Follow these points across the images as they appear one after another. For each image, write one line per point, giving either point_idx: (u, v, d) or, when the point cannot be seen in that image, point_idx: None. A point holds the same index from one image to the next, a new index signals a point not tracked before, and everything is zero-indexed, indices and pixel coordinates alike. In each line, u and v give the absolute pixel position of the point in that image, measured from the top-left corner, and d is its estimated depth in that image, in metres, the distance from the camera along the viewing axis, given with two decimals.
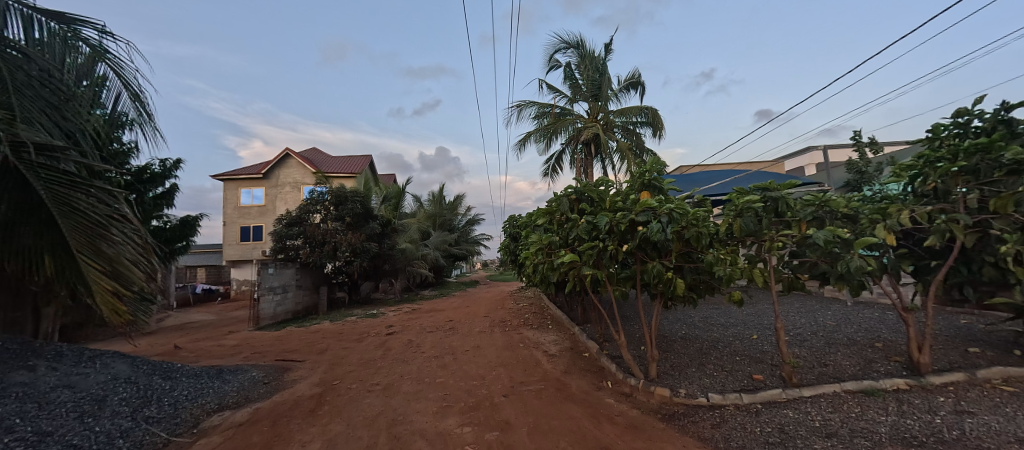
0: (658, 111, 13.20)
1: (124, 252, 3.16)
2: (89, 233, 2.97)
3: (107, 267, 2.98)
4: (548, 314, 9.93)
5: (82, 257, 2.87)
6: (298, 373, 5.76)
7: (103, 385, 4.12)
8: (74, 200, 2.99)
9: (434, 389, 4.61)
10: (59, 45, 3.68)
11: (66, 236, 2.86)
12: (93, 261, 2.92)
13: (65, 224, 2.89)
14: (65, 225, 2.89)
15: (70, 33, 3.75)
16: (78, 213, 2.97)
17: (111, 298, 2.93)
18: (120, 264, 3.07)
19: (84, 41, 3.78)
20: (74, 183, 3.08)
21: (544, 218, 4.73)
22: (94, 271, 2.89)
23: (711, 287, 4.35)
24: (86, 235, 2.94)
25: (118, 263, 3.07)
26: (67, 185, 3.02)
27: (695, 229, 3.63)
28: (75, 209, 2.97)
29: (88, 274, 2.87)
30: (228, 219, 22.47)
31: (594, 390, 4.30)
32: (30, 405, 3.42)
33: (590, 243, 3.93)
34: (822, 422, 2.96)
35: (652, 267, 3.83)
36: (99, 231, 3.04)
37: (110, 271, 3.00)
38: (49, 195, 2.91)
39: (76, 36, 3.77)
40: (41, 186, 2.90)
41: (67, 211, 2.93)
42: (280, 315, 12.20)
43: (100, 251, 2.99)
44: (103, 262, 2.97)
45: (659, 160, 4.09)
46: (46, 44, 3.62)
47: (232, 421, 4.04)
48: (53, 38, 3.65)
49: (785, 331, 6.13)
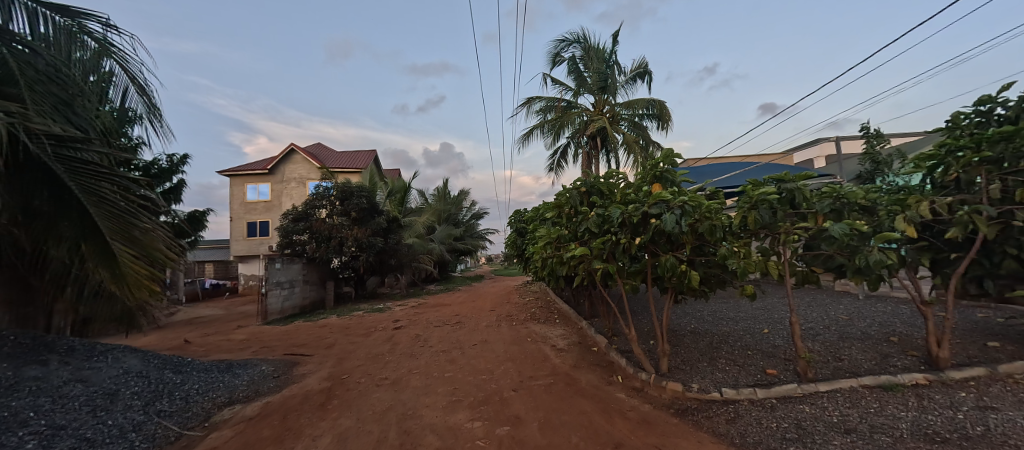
0: (665, 103, 13.04)
1: (158, 237, 3.13)
2: (122, 221, 2.91)
3: (141, 251, 2.95)
4: (554, 309, 9.89)
5: (116, 243, 2.83)
6: (307, 368, 5.77)
7: (115, 379, 4.14)
8: (102, 188, 2.89)
9: (443, 384, 4.60)
10: (64, 40, 3.56)
11: (99, 224, 2.79)
12: (127, 246, 2.87)
13: (98, 213, 2.83)
14: (98, 214, 2.83)
15: (75, 26, 3.65)
16: (107, 203, 2.89)
17: (143, 281, 2.93)
18: (154, 248, 3.04)
19: (89, 36, 3.68)
20: (100, 172, 2.99)
21: (553, 211, 4.66)
22: (128, 256, 2.85)
23: (723, 280, 4.28)
24: (119, 222, 2.89)
25: (153, 247, 3.05)
26: (92, 176, 2.94)
27: (709, 222, 3.60)
28: (104, 199, 2.90)
29: (122, 258, 2.83)
30: (235, 215, 22.61)
31: (604, 385, 4.25)
32: (44, 399, 3.45)
33: (602, 236, 3.84)
34: (841, 418, 2.90)
35: (665, 261, 3.76)
36: (130, 218, 2.97)
37: (143, 254, 2.97)
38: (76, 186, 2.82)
39: (82, 30, 3.67)
40: (68, 178, 2.81)
41: (97, 200, 2.86)
42: (287, 309, 12.27)
43: (134, 237, 2.94)
44: (136, 247, 2.93)
45: (672, 151, 4.00)
46: (51, 39, 3.54)
47: (243, 415, 4.05)
48: (58, 33, 3.57)
49: (796, 325, 6.06)
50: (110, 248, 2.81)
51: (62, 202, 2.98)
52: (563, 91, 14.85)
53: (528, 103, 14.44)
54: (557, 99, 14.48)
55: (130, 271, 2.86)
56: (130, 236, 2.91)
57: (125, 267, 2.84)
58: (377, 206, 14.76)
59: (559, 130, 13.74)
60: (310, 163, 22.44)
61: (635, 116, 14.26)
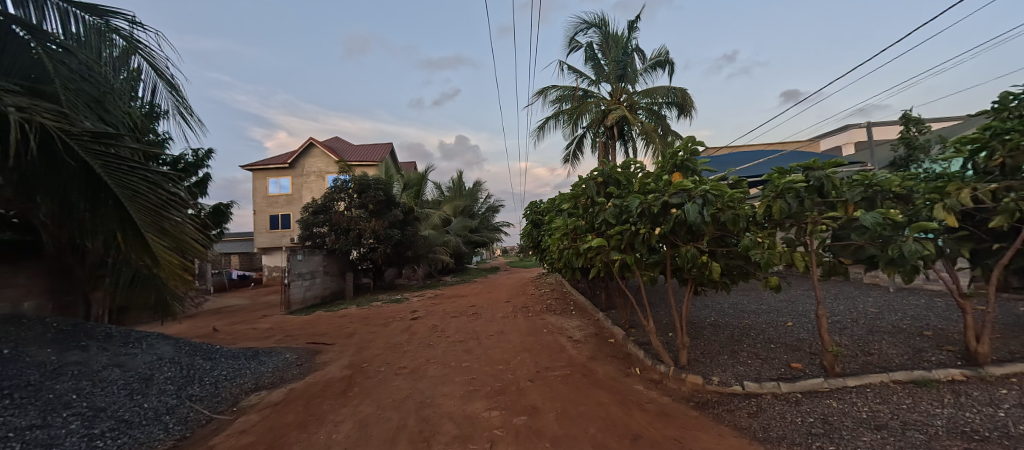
0: (686, 90, 12.67)
1: (189, 229, 3.21)
2: (154, 213, 2.99)
3: (172, 243, 3.03)
4: (571, 300, 9.84)
5: (149, 234, 2.92)
6: (328, 356, 5.93)
7: (150, 365, 4.32)
8: (135, 181, 2.98)
9: (460, 373, 4.65)
10: (93, 37, 3.68)
11: (134, 217, 2.89)
12: (158, 239, 2.97)
13: (132, 206, 2.93)
14: (133, 207, 2.92)
15: (104, 26, 3.75)
16: (141, 196, 2.97)
17: (178, 271, 3.04)
18: (185, 240, 3.13)
19: (117, 34, 3.80)
20: (134, 167, 3.05)
21: (570, 202, 4.58)
22: (161, 247, 2.95)
23: (745, 272, 4.16)
24: (152, 215, 2.98)
25: (183, 239, 3.13)
26: (125, 169, 3.01)
27: (732, 213, 3.54)
28: (137, 192, 2.97)
29: (155, 250, 2.94)
30: (258, 208, 23.25)
31: (621, 376, 4.22)
32: (85, 383, 3.63)
33: (620, 227, 3.75)
34: (870, 414, 2.79)
35: (685, 252, 3.66)
36: (162, 210, 3.06)
37: (174, 245, 3.06)
38: (111, 178, 2.92)
39: (110, 29, 3.78)
40: (102, 171, 2.91)
41: (130, 194, 2.93)
42: (309, 299, 12.60)
43: (164, 229, 3.02)
44: (168, 239, 3.02)
45: (693, 138, 3.88)
46: (85, 39, 3.66)
47: (269, 400, 4.19)
48: (88, 32, 3.67)
49: (822, 319, 5.88)
50: (143, 240, 2.91)
51: (97, 194, 3.06)
52: (579, 80, 14.62)
53: (545, 93, 14.29)
54: (573, 88, 14.30)
55: (164, 261, 2.96)
56: (161, 228, 3.00)
57: (159, 258, 2.94)
58: (394, 198, 14.94)
59: (576, 119, 13.57)
60: (329, 156, 22.83)
61: (654, 104, 13.92)
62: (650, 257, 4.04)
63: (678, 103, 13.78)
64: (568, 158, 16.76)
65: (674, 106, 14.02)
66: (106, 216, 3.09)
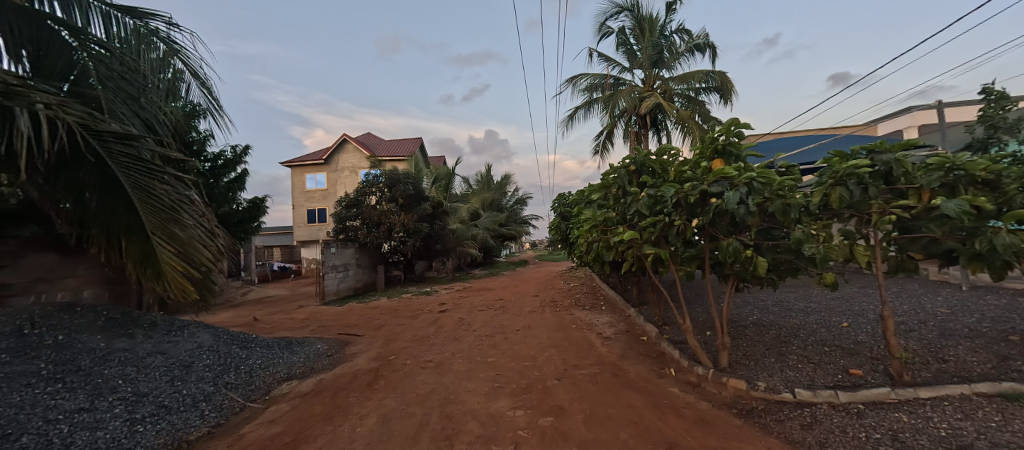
0: (726, 74, 11.90)
1: (193, 236, 3.55)
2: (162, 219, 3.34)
3: (177, 248, 3.36)
4: (601, 295, 9.55)
5: (156, 239, 3.25)
6: (357, 348, 6.01)
7: (190, 352, 4.47)
8: (150, 186, 3.34)
9: (486, 369, 4.54)
10: (135, 40, 3.79)
11: (144, 219, 3.25)
12: (165, 244, 3.29)
13: (144, 208, 3.30)
14: (145, 209, 3.29)
15: (144, 28, 3.86)
16: (154, 199, 3.36)
17: (180, 275, 3.33)
18: (189, 247, 3.46)
19: (157, 37, 3.92)
20: (151, 170, 3.40)
21: (600, 193, 4.32)
22: (166, 252, 3.27)
23: (796, 268, 3.78)
24: (161, 219, 3.33)
25: (187, 245, 3.45)
26: (143, 172, 3.36)
27: (781, 202, 3.20)
28: (151, 194, 3.35)
29: (161, 254, 3.26)
30: (296, 203, 24.24)
31: (655, 377, 3.96)
32: (130, 368, 3.80)
33: (654, 218, 3.46)
34: (952, 432, 2.42)
35: (725, 245, 3.34)
36: (170, 217, 3.41)
37: (179, 251, 3.39)
38: (129, 181, 3.28)
39: (150, 31, 3.90)
40: (122, 173, 3.26)
41: (144, 196, 3.31)
42: (342, 291, 12.98)
43: (172, 234, 3.36)
44: (173, 244, 3.35)
45: (737, 120, 3.53)
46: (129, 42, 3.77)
47: (299, 390, 4.26)
48: (130, 34, 3.79)
49: (883, 320, 5.32)
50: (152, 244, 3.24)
51: (116, 194, 3.40)
52: (610, 68, 14.15)
53: (575, 82, 13.93)
54: (605, 76, 13.91)
55: (167, 266, 3.26)
56: (169, 233, 3.34)
57: (163, 262, 3.25)
58: (423, 192, 15.11)
59: (607, 109, 13.11)
60: (362, 152, 23.42)
61: (691, 91, 13.20)
62: (686, 251, 3.75)
63: (718, 88, 12.98)
64: (597, 149, 16.31)
65: (713, 92, 13.24)
66: (120, 213, 3.38)
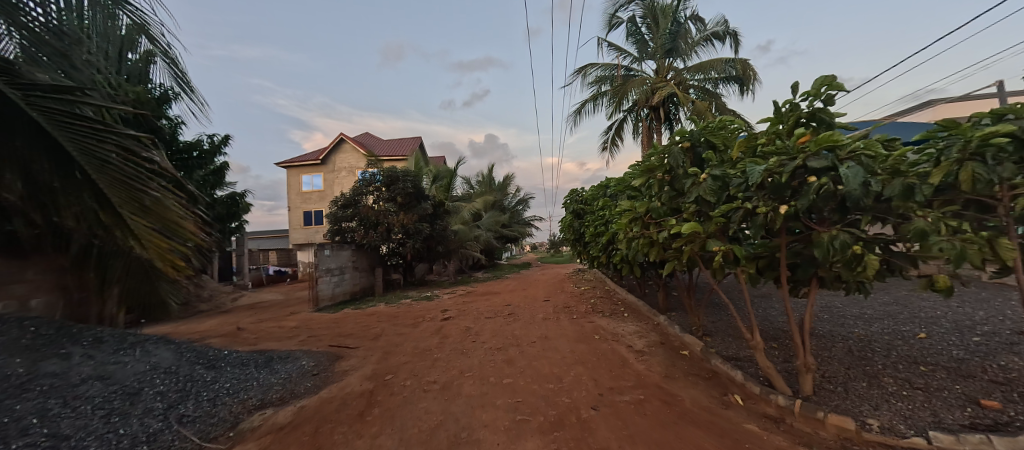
0: (748, 62, 11.13)
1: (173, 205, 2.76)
2: (130, 189, 2.55)
3: (157, 222, 2.63)
4: (619, 300, 8.74)
5: (128, 216, 2.52)
6: (349, 364, 5.18)
7: (140, 376, 3.65)
8: (103, 153, 2.49)
9: (503, 394, 3.73)
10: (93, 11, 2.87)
11: (109, 195, 2.47)
12: (142, 219, 2.57)
13: (101, 180, 2.47)
14: (103, 180, 2.47)
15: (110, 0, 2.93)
16: (110, 168, 2.50)
17: (167, 255, 2.68)
18: (171, 218, 2.70)
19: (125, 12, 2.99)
20: (98, 130, 2.52)
21: (641, 178, 3.53)
22: (145, 229, 2.57)
23: (896, 268, 3.01)
24: (127, 191, 2.53)
25: (168, 217, 2.69)
26: (88, 134, 2.48)
27: (901, 182, 2.42)
28: (107, 162, 2.49)
29: (138, 232, 2.56)
30: (293, 205, 23.45)
31: (720, 407, 3.13)
32: (54, 401, 2.99)
33: (727, 208, 2.67)
34: None
35: (820, 238, 2.56)
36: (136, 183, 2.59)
37: (161, 226, 2.66)
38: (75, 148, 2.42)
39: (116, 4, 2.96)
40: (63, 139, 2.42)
41: (98, 164, 2.46)
42: (338, 296, 12.14)
43: (146, 207, 2.60)
44: (152, 218, 2.62)
45: (829, 79, 2.72)
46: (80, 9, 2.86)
47: (274, 423, 3.43)
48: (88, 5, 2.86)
49: (968, 331, 4.53)
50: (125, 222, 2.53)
51: (60, 170, 2.51)
52: (621, 59, 13.57)
53: (584, 72, 13.28)
54: (616, 67, 13.35)
55: (150, 246, 2.59)
56: (143, 206, 2.59)
57: (144, 242, 2.58)
58: (424, 191, 14.38)
59: (618, 100, 12.42)
60: (360, 151, 22.68)
61: (708, 81, 12.50)
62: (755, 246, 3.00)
63: (736, 78, 12.27)
64: (606, 146, 15.63)
65: (730, 82, 12.53)
66: (73, 188, 2.56)
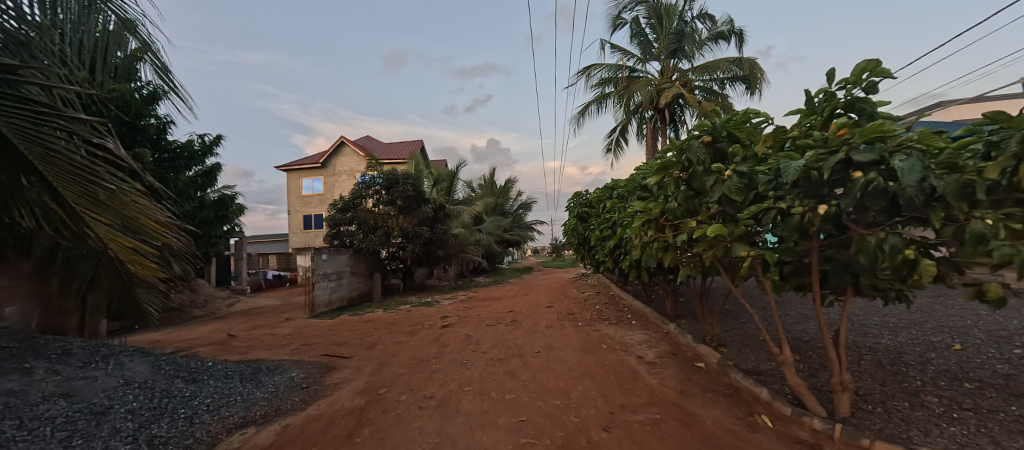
0: (756, 61, 10.88)
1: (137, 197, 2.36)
2: (81, 181, 2.14)
3: (116, 218, 2.25)
4: (625, 306, 8.41)
5: (80, 212, 2.12)
6: (341, 375, 4.88)
7: (109, 393, 3.35)
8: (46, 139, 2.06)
9: (506, 412, 3.42)
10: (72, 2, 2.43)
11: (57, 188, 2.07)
12: (97, 216, 2.17)
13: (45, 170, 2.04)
14: (47, 170, 2.04)
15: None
16: (56, 156, 2.07)
17: (132, 253, 2.33)
18: (131, 213, 2.30)
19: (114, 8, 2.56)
20: (38, 113, 2.04)
21: (656, 177, 3.25)
22: (102, 227, 2.20)
23: (944, 275, 2.69)
24: (76, 184, 2.12)
25: (129, 212, 2.30)
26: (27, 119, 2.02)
27: (960, 177, 2.12)
28: (52, 150, 2.07)
29: (94, 229, 2.18)
30: (292, 208, 23.22)
31: (747, 430, 2.81)
32: (8, 423, 2.68)
33: (756, 207, 2.37)
34: None
35: (865, 242, 2.26)
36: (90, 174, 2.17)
37: (121, 223, 2.28)
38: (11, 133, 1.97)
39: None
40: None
41: (42, 152, 2.03)
42: (335, 302, 11.82)
43: (101, 202, 2.20)
44: (109, 213, 2.22)
45: (874, 63, 2.50)
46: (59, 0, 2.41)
47: (254, 444, 3.13)
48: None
49: (1006, 343, 4.20)
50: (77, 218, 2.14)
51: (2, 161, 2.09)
52: (625, 60, 13.35)
53: (588, 73, 13.05)
54: (619, 69, 13.13)
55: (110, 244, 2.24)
56: (97, 200, 2.18)
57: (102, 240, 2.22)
58: (424, 194, 14.13)
59: (622, 101, 12.17)
60: (360, 154, 22.48)
61: (714, 81, 12.22)
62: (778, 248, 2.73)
63: (743, 78, 11.97)
64: (609, 149, 15.38)
65: (737, 82, 12.24)
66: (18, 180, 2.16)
